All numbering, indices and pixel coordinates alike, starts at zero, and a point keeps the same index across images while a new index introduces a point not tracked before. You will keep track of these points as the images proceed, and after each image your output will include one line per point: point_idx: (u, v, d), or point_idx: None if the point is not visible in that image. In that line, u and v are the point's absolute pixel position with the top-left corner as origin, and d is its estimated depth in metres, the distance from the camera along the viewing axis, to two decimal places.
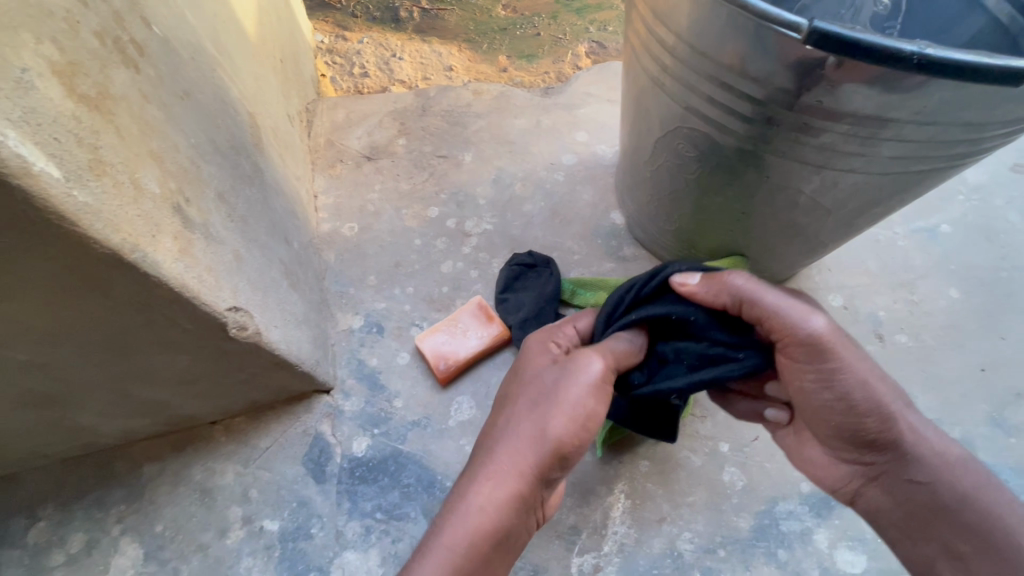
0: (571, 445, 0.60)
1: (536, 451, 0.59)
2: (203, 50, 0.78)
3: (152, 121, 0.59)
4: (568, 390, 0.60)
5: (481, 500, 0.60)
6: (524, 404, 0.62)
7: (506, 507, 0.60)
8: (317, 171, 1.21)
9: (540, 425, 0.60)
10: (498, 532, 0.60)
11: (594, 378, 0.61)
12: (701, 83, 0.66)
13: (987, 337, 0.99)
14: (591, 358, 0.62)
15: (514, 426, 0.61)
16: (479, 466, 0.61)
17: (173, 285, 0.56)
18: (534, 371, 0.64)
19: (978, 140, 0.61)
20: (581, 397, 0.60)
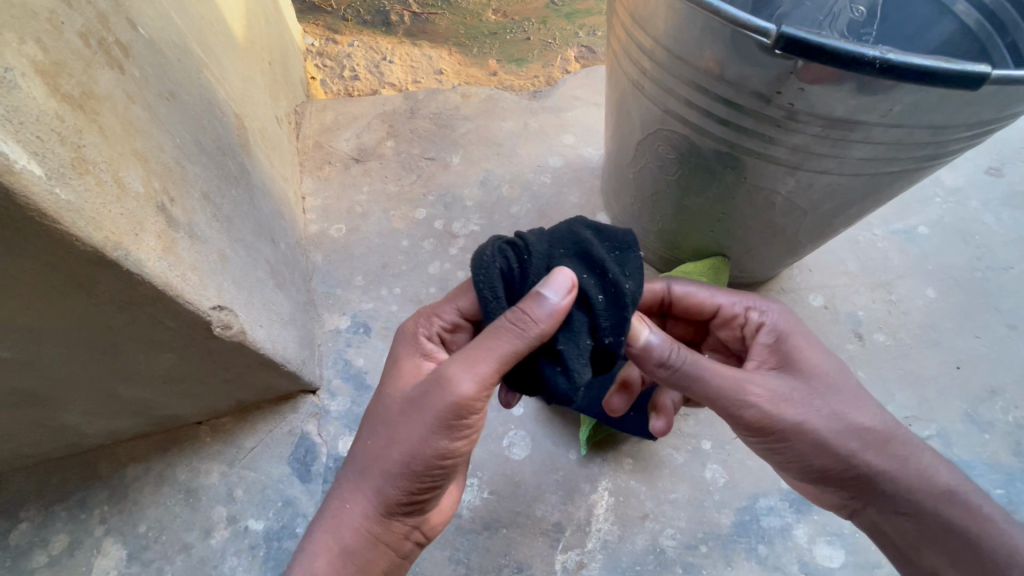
0: (417, 478, 0.60)
1: (386, 488, 0.60)
2: (189, 52, 0.79)
3: (135, 121, 0.60)
4: (414, 425, 0.58)
5: (340, 536, 0.62)
6: (383, 435, 0.60)
7: (363, 543, 0.62)
8: (306, 172, 1.21)
9: (388, 464, 0.59)
10: (356, 560, 0.62)
11: (451, 406, 0.56)
12: (678, 86, 0.67)
13: (962, 335, 1.01)
14: (466, 370, 0.56)
15: (365, 461, 0.61)
16: (336, 499, 0.63)
17: (157, 284, 0.57)
18: (397, 394, 0.61)
19: (944, 143, 0.63)
20: (429, 434, 0.57)
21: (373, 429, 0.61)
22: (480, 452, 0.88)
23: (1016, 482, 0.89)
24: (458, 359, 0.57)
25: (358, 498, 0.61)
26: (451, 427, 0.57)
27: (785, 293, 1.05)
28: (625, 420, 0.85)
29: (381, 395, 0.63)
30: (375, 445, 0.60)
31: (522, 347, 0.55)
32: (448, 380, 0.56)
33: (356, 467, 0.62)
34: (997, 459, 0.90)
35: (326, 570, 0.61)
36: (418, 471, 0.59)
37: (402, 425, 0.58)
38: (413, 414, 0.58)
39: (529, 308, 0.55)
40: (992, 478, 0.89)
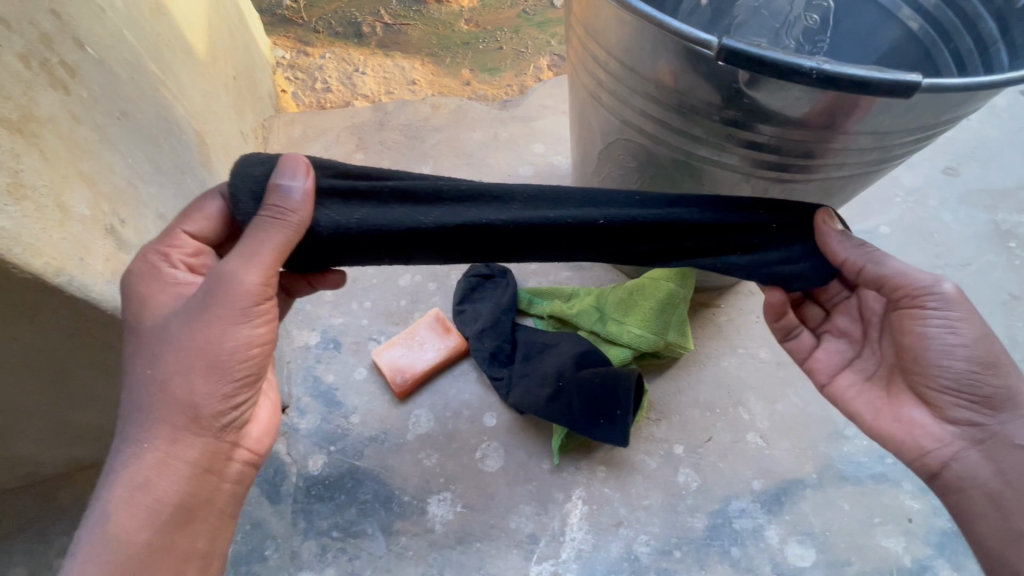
0: (220, 384, 0.55)
1: (183, 408, 0.54)
2: (143, 68, 0.78)
3: (84, 142, 0.59)
4: (205, 324, 0.53)
5: (146, 483, 0.54)
6: (159, 361, 0.53)
7: (176, 476, 0.55)
8: None
9: (185, 372, 0.53)
10: (168, 501, 0.54)
11: (248, 297, 0.54)
12: (632, 97, 0.68)
13: None
14: (244, 263, 0.54)
15: (152, 385, 0.54)
16: (127, 445, 0.54)
17: (105, 308, 0.56)
18: (155, 316, 0.55)
19: (889, 147, 0.64)
20: (225, 328, 0.54)
21: (143, 349, 0.54)
22: (452, 464, 0.88)
23: None
24: (230, 256, 0.54)
25: (158, 422, 0.54)
26: (252, 314, 0.55)
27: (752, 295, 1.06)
28: (600, 421, 0.83)
29: (131, 333, 0.55)
30: (150, 371, 0.54)
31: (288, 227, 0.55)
32: (229, 277, 0.54)
33: (136, 400, 0.54)
34: None
35: (135, 522, 0.53)
36: (228, 369, 0.55)
37: (184, 328, 0.54)
38: (192, 325, 0.54)
39: (283, 195, 0.55)
40: None
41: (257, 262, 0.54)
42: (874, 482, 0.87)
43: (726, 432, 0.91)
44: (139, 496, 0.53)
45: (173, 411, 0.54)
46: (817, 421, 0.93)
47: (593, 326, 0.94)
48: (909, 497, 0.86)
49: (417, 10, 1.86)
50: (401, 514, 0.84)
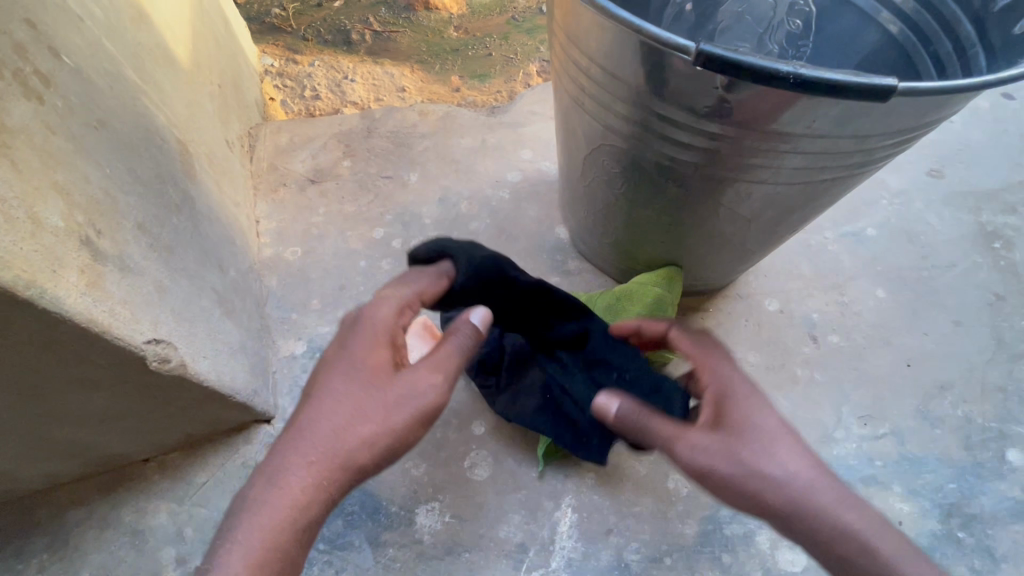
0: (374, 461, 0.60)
1: (337, 472, 0.58)
2: (123, 78, 0.77)
3: (57, 152, 0.58)
4: (403, 411, 0.60)
5: (285, 514, 0.57)
6: (327, 419, 0.59)
7: (310, 522, 0.58)
8: (260, 196, 1.19)
9: (359, 439, 0.59)
10: (298, 541, 0.57)
11: (433, 403, 0.61)
12: (615, 103, 0.68)
13: (911, 333, 1.03)
14: (429, 375, 0.62)
15: (336, 435, 0.59)
16: (292, 467, 0.58)
17: (79, 320, 0.54)
18: (362, 373, 0.60)
19: (870, 151, 0.65)
20: (410, 421, 0.60)
21: (368, 408, 0.59)
22: (441, 474, 0.87)
23: (968, 476, 0.89)
24: (425, 360, 0.63)
25: (325, 468, 0.58)
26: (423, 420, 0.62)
27: (741, 299, 1.06)
28: (589, 430, 0.83)
29: (327, 371, 0.61)
30: (323, 426, 0.59)
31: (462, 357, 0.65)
32: (422, 382, 0.61)
33: (320, 439, 0.59)
34: (949, 454, 0.90)
35: (266, 545, 0.56)
36: (391, 455, 0.61)
37: (404, 409, 0.60)
38: (363, 401, 0.60)
39: (465, 329, 0.66)
40: (944, 473, 0.89)
41: (444, 372, 0.63)
42: (863, 485, 0.87)
43: None
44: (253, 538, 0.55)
45: (339, 466, 0.59)
46: (807, 424, 0.93)
47: None
48: (898, 500, 0.86)
49: (405, 17, 1.87)
50: (389, 526, 0.83)
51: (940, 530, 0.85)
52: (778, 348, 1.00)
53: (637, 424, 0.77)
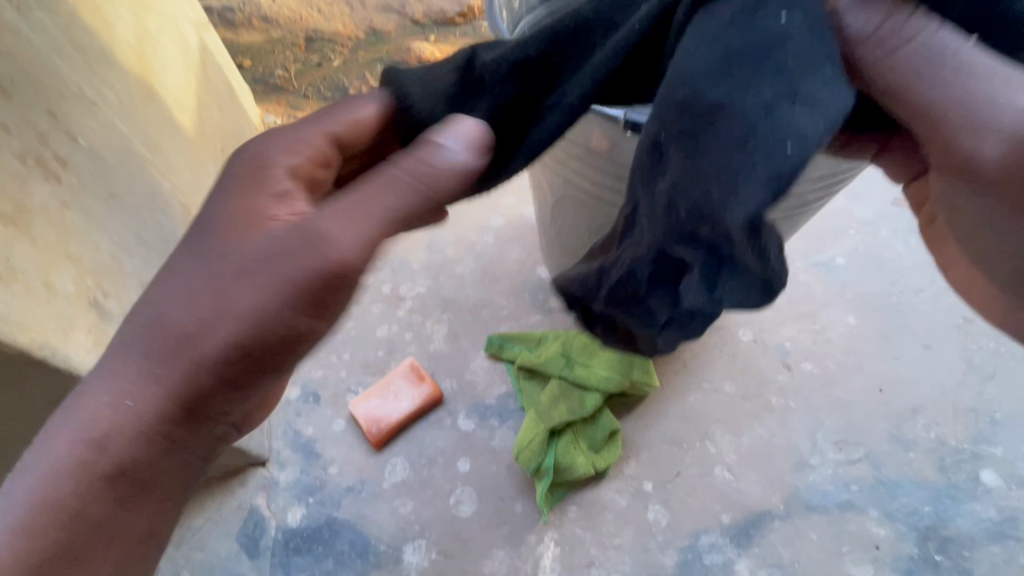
0: (210, 377, 0.44)
1: (164, 382, 0.43)
2: (132, 152, 0.86)
3: (72, 227, 0.65)
4: (251, 289, 0.42)
5: (81, 444, 0.43)
6: (171, 301, 0.43)
7: (100, 485, 0.44)
8: None
9: (193, 331, 0.42)
10: (83, 497, 0.44)
11: (333, 268, 0.43)
12: (570, 160, 0.76)
13: (882, 358, 1.06)
14: (339, 222, 0.43)
15: (186, 321, 0.42)
16: (105, 386, 0.44)
17: (86, 377, 0.60)
18: (239, 230, 0.44)
19: (802, 196, 0.71)
20: (255, 294, 0.42)
21: (224, 280, 0.43)
22: (428, 511, 0.91)
23: (943, 499, 0.91)
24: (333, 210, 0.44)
25: (170, 368, 0.43)
26: (279, 295, 0.43)
27: (716, 329, 1.10)
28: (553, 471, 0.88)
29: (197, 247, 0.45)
30: (189, 293, 0.43)
31: (428, 206, 0.46)
32: (320, 234, 0.43)
33: (165, 332, 0.43)
34: (923, 477, 0.93)
35: (39, 495, 0.43)
36: (256, 362, 0.44)
37: (256, 286, 0.43)
38: (228, 273, 0.43)
39: (436, 143, 0.46)
40: (919, 496, 0.91)
41: (359, 228, 0.44)
42: (839, 511, 0.90)
43: (694, 466, 0.94)
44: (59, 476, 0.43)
45: (170, 378, 0.43)
46: (783, 451, 0.95)
47: (559, 371, 0.96)
48: (874, 525, 0.89)
49: None
50: (378, 564, 0.87)
51: (917, 553, 0.87)
52: (752, 378, 1.04)
53: (904, 36, 0.44)
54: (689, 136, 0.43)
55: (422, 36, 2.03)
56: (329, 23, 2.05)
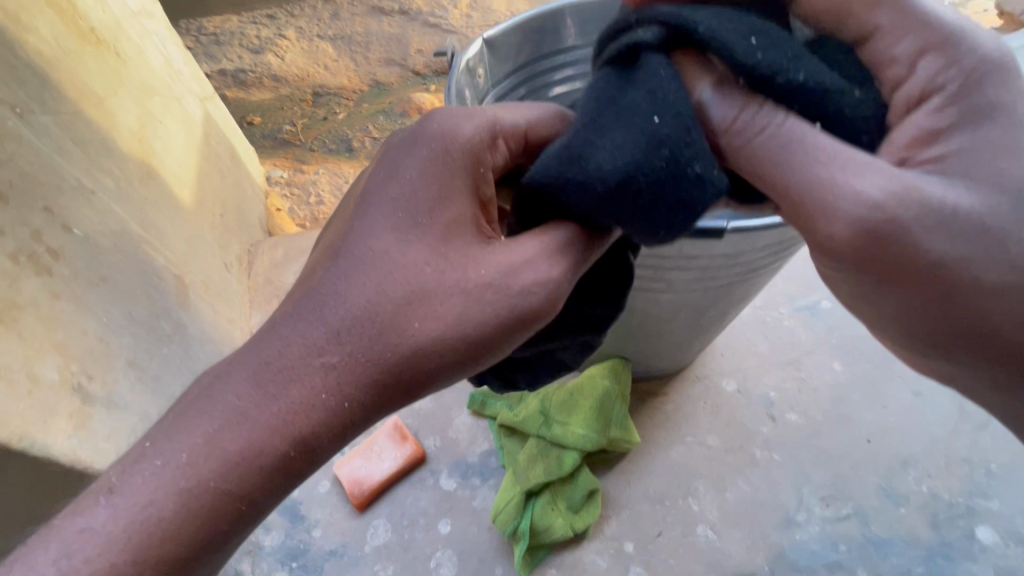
0: (314, 417, 0.51)
1: (290, 415, 0.51)
2: (128, 233, 0.92)
3: (60, 314, 0.70)
4: (494, 311, 0.53)
5: (203, 450, 0.50)
6: (296, 340, 0.52)
7: (208, 487, 0.50)
8: (256, 309, 1.33)
9: (443, 349, 0.53)
10: (204, 490, 0.50)
11: (427, 310, 0.53)
12: None
13: (870, 407, 1.04)
14: (539, 268, 0.55)
15: (308, 356, 0.52)
16: (224, 407, 0.51)
17: (63, 463, 0.64)
18: (351, 275, 0.53)
19: (751, 262, 0.72)
20: (512, 319, 0.54)
21: (371, 317, 0.52)
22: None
23: (935, 558, 0.89)
24: (518, 254, 0.55)
25: (293, 393, 0.51)
26: (519, 322, 0.54)
27: (699, 379, 1.10)
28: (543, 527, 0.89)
29: (322, 288, 0.53)
30: (297, 343, 0.52)
31: (479, 214, 0.57)
32: (424, 293, 0.53)
33: (292, 361, 0.52)
34: (915, 535, 0.91)
35: (162, 492, 0.50)
36: (432, 379, 0.54)
37: (510, 308, 0.54)
38: (348, 317, 0.52)
39: (533, 247, 0.56)
40: (910, 556, 0.89)
41: (539, 276, 0.55)
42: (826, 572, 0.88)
43: (676, 526, 0.93)
44: (180, 492, 0.50)
45: (295, 403, 0.51)
46: (768, 508, 0.94)
47: (538, 430, 0.97)
48: None
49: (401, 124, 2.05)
50: None
51: None
52: (736, 430, 1.03)
53: (754, 130, 0.51)
54: (595, 126, 0.54)
55: (422, 86, 2.13)
56: (336, 78, 2.16)
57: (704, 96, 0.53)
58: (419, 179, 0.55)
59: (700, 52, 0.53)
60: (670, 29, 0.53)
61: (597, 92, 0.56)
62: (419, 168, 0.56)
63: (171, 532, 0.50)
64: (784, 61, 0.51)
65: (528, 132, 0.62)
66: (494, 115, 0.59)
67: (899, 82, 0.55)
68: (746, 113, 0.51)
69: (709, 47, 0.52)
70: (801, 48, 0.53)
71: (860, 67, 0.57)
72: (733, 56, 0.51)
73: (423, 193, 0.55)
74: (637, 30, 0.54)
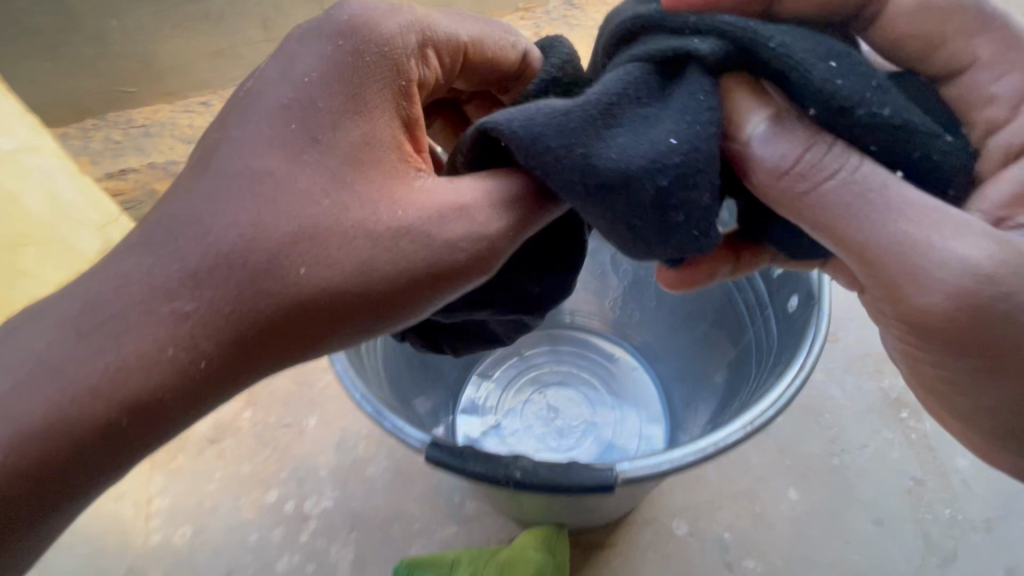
0: (180, 369, 0.42)
1: (142, 297, 0.42)
2: None
3: None
4: (401, 234, 0.47)
5: (51, 340, 0.41)
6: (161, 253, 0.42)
7: (50, 407, 0.40)
8: (154, 466, 1.14)
9: (347, 290, 0.45)
10: (42, 396, 0.40)
11: (341, 279, 0.45)
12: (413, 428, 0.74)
13: (830, 544, 0.97)
14: (465, 213, 0.49)
15: (195, 227, 0.43)
16: (70, 347, 0.41)
17: None
18: (240, 179, 0.45)
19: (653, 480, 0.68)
20: (430, 217, 0.48)
21: (271, 184, 0.45)
22: None
23: None
24: (439, 197, 0.49)
25: (168, 282, 0.42)
26: (431, 245, 0.47)
27: (646, 524, 1.00)
28: None
29: (216, 154, 0.46)
30: (153, 266, 0.42)
31: (404, 140, 0.51)
32: (332, 231, 0.45)
33: (179, 218, 0.44)
34: None
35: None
36: (334, 324, 0.46)
37: (429, 237, 0.47)
38: (254, 188, 0.44)
39: (470, 191, 0.50)
40: None
41: (463, 211, 0.49)
42: None
43: None
44: None
45: (142, 299, 0.42)
46: None
47: None
48: None
49: None
50: None
51: None
52: None
53: (830, 170, 0.48)
54: (611, 111, 0.50)
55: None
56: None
57: (765, 126, 0.49)
58: (320, 83, 0.48)
59: (755, 81, 0.50)
60: (726, 45, 0.49)
61: (623, 87, 0.50)
62: (319, 63, 0.48)
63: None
64: (869, 91, 0.48)
65: (464, 44, 0.59)
66: (423, 19, 0.54)
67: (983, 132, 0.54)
68: (813, 152, 0.48)
69: (780, 79, 0.49)
70: (884, 81, 0.50)
71: (943, 113, 0.55)
72: (811, 84, 0.47)
73: (332, 97, 0.48)
74: (691, 39, 0.50)
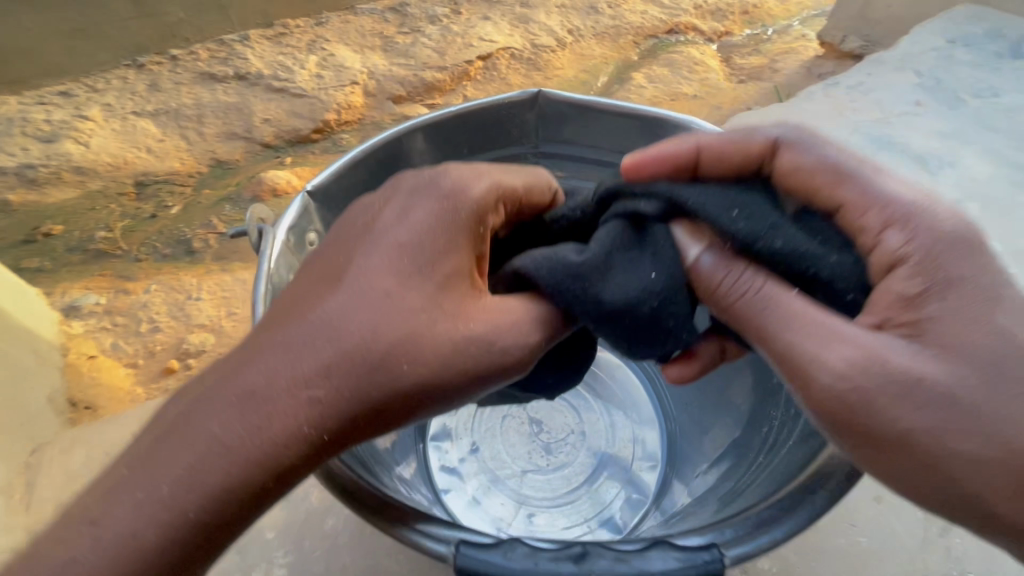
0: (302, 443, 0.50)
1: (268, 403, 0.50)
2: None
3: None
4: (463, 344, 0.55)
5: (203, 438, 0.50)
6: (289, 365, 0.51)
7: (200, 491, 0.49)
8: None
9: (427, 389, 0.54)
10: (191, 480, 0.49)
11: (424, 380, 0.54)
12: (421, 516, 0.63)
13: (838, 528, 0.93)
14: (515, 325, 0.58)
15: (303, 344, 0.52)
16: (217, 435, 0.50)
17: None
18: (344, 306, 0.53)
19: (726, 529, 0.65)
20: (485, 331, 0.56)
21: (361, 310, 0.53)
22: None
23: None
24: (497, 308, 0.59)
25: (292, 386, 0.51)
26: (487, 349, 0.56)
27: None
28: None
29: (332, 287, 0.55)
30: (285, 372, 0.51)
31: (474, 266, 0.59)
32: (414, 335, 0.54)
33: (291, 341, 0.52)
34: None
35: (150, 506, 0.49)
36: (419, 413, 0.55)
37: (486, 339, 0.57)
38: (352, 314, 0.53)
39: (516, 304, 0.60)
40: None
41: (515, 320, 0.59)
42: None
43: None
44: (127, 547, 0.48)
45: (274, 403, 0.50)
46: None
47: None
48: None
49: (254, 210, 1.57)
50: None
51: None
52: None
53: (751, 286, 0.59)
54: (610, 259, 0.61)
55: (276, 160, 1.68)
56: (164, 162, 1.67)
57: (702, 259, 0.60)
58: (426, 233, 0.57)
59: (693, 219, 0.61)
60: (666, 204, 0.62)
61: (611, 243, 0.61)
62: (427, 218, 0.58)
63: (145, 539, 0.48)
64: (767, 230, 0.59)
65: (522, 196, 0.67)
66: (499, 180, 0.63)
67: (869, 248, 0.60)
68: (736, 272, 0.59)
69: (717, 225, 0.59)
70: (781, 219, 0.61)
71: (840, 236, 0.62)
72: (715, 225, 0.59)
73: (425, 240, 0.57)
74: (639, 201, 0.63)
